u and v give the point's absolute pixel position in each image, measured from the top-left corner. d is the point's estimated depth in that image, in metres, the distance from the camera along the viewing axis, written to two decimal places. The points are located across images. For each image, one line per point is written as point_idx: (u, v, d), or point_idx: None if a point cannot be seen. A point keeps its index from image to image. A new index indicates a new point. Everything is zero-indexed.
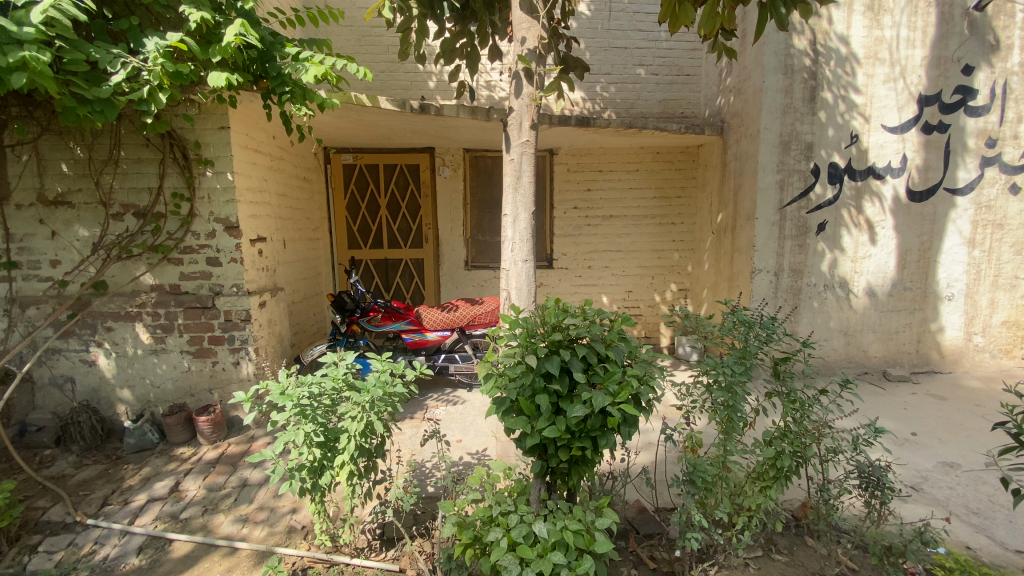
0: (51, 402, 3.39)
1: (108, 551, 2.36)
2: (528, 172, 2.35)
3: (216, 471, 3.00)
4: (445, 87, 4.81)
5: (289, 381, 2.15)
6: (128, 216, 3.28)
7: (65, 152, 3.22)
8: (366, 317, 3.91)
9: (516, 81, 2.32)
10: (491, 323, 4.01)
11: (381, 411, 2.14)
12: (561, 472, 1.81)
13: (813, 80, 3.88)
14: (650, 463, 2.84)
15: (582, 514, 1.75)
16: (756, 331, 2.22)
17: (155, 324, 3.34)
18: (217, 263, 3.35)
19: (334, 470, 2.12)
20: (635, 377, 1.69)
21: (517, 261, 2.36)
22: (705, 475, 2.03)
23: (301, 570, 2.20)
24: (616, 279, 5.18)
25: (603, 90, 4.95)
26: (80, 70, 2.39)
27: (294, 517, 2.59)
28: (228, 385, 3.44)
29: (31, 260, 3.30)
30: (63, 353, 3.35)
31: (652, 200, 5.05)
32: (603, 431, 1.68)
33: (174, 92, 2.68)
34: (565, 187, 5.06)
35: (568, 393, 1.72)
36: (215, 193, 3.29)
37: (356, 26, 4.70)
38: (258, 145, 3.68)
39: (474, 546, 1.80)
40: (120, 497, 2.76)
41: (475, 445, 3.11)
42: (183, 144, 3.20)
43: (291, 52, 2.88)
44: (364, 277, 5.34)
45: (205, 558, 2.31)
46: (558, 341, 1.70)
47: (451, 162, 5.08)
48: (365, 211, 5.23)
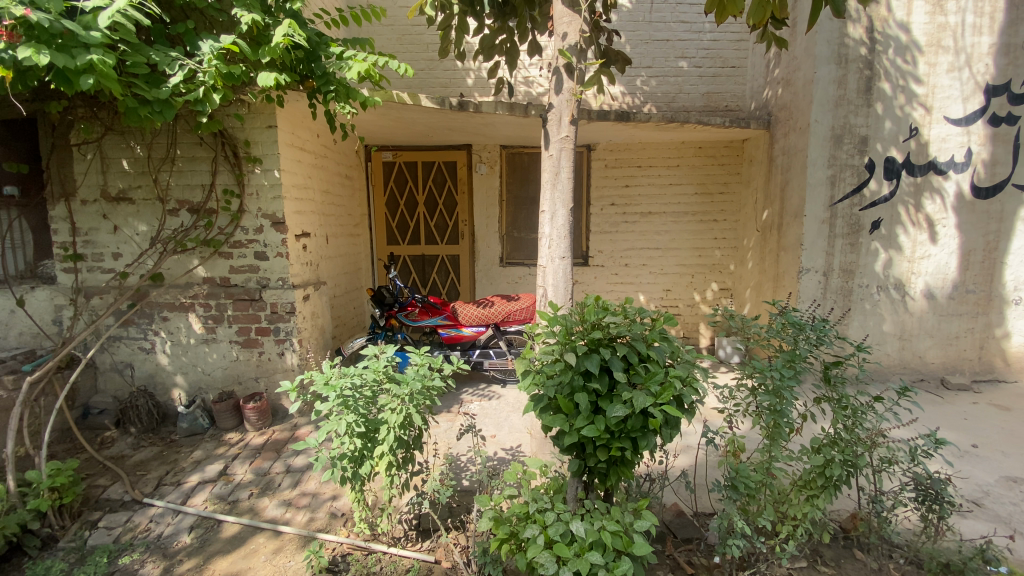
0: (112, 386, 3.61)
1: (163, 529, 2.50)
2: (567, 168, 2.33)
3: (262, 457, 3.12)
4: (483, 84, 4.83)
5: (332, 371, 2.22)
6: (182, 212, 3.44)
7: (126, 150, 3.40)
8: (404, 312, 3.96)
9: (556, 76, 2.29)
10: (525, 319, 4.00)
11: (420, 404, 2.19)
12: (599, 471, 1.77)
13: (868, 70, 3.68)
14: (689, 466, 2.78)
15: (620, 514, 1.72)
16: (806, 333, 2.11)
17: (207, 315, 3.51)
18: (264, 257, 3.47)
19: (373, 461, 2.18)
20: (678, 378, 1.64)
21: (554, 258, 2.34)
22: (748, 480, 1.97)
23: (341, 556, 2.28)
24: (654, 278, 5.08)
25: (643, 83, 4.85)
26: (139, 72, 2.52)
27: (335, 503, 2.66)
28: (273, 375, 3.57)
29: (96, 252, 3.51)
30: (124, 341, 3.55)
31: (693, 196, 4.91)
32: (643, 432, 1.63)
33: (227, 93, 2.78)
34: (602, 183, 4.99)
35: (607, 392, 1.68)
36: (263, 190, 3.42)
37: (397, 25, 4.77)
38: (303, 143, 3.79)
39: (510, 541, 1.81)
40: (174, 478, 2.91)
41: (509, 441, 3.12)
42: (233, 142, 3.33)
43: (335, 52, 2.95)
44: (402, 273, 5.43)
45: (252, 540, 2.41)
46: (597, 339, 1.68)
47: (488, 159, 5.09)
48: (403, 207, 5.32)
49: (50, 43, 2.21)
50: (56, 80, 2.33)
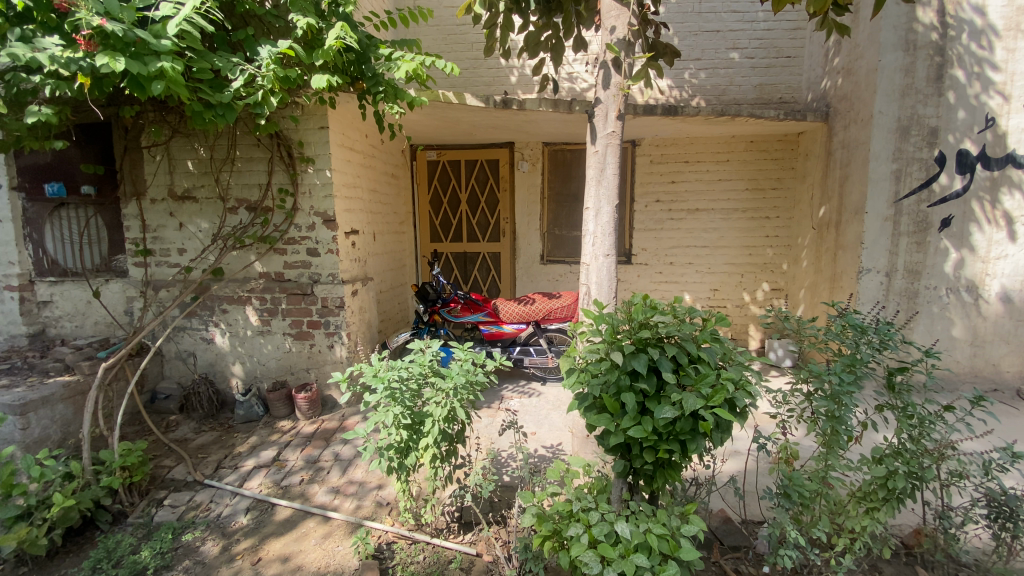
0: (177, 373, 3.85)
1: (222, 509, 2.66)
2: (613, 164, 2.29)
3: (312, 445, 3.25)
4: (527, 82, 4.82)
5: (381, 364, 2.30)
6: (241, 210, 3.62)
7: (191, 152, 3.61)
8: (446, 308, 4.02)
9: (603, 71, 2.26)
10: (566, 317, 3.97)
11: (463, 398, 2.23)
12: (645, 473, 1.73)
13: (939, 56, 3.43)
14: (738, 472, 2.69)
15: (666, 517, 1.69)
16: (869, 337, 1.99)
17: (263, 308, 3.68)
18: (316, 254, 3.61)
19: (419, 452, 2.23)
20: (730, 381, 1.58)
21: (598, 256, 2.31)
22: (803, 489, 1.89)
23: (386, 544, 2.36)
24: (700, 277, 4.93)
25: (692, 76, 4.72)
26: (204, 77, 2.66)
27: (380, 493, 2.74)
28: (323, 366, 3.70)
29: (163, 248, 3.75)
30: (187, 331, 3.78)
31: (743, 192, 4.74)
32: (692, 435, 1.58)
33: (284, 95, 2.89)
34: (647, 179, 4.90)
35: (655, 393, 1.64)
36: (315, 189, 3.55)
37: (442, 25, 4.83)
38: (353, 143, 3.91)
39: (553, 539, 1.81)
40: (232, 461, 3.08)
41: (550, 439, 3.11)
42: (288, 143, 3.48)
43: (384, 53, 3.03)
44: (445, 270, 5.52)
45: (303, 525, 2.53)
46: (645, 338, 1.64)
47: (530, 156, 5.09)
48: (447, 205, 5.40)
49: (125, 51, 2.37)
50: (130, 86, 2.49)
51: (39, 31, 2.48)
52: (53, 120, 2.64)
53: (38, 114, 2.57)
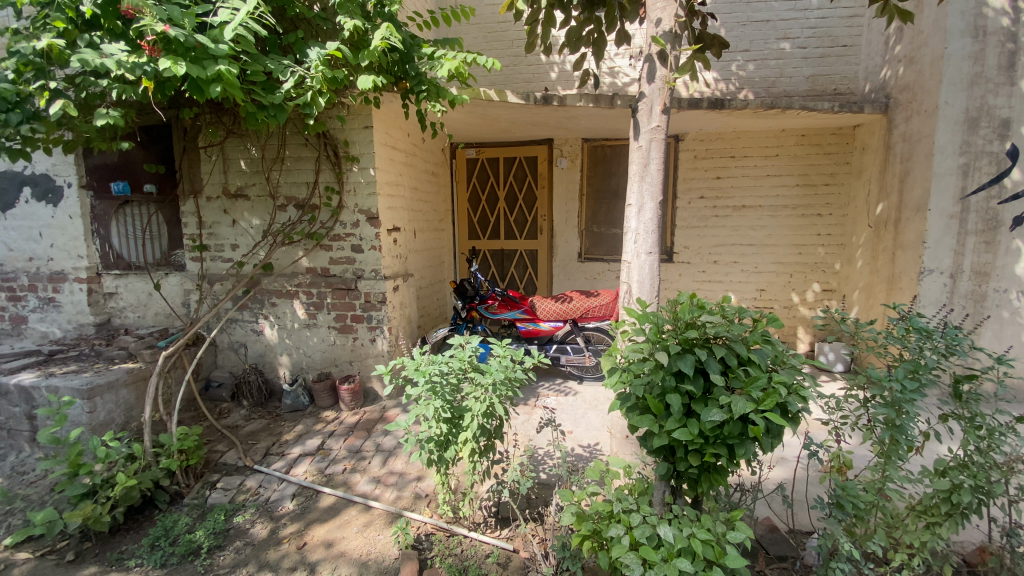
0: (229, 362, 4.04)
1: (270, 494, 2.78)
2: (657, 159, 2.24)
3: (354, 435, 3.34)
4: (567, 77, 4.79)
5: (422, 358, 2.33)
6: (290, 207, 3.76)
7: (244, 152, 3.77)
8: (484, 304, 4.04)
9: (648, 64, 2.22)
10: (605, 316, 3.92)
11: (502, 394, 2.25)
12: (689, 477, 1.69)
13: (1012, 43, 3.19)
14: (786, 480, 2.59)
15: (712, 523, 1.65)
16: (934, 341, 1.86)
17: (309, 302, 3.81)
18: (360, 250, 3.71)
19: (458, 446, 2.26)
20: (782, 385, 1.53)
21: (640, 253, 2.27)
22: (857, 501, 1.79)
23: (425, 535, 2.41)
24: (746, 276, 4.77)
25: (739, 68, 4.57)
26: (258, 80, 2.77)
27: (420, 484, 2.79)
28: (366, 360, 3.80)
29: (217, 243, 3.94)
30: (239, 323, 3.96)
31: (794, 188, 4.55)
32: (741, 440, 1.53)
33: (331, 96, 2.97)
34: (691, 175, 4.78)
35: (702, 395, 1.59)
36: (359, 187, 3.65)
37: (483, 23, 4.85)
38: (396, 142, 3.98)
39: (592, 539, 1.80)
40: (279, 449, 3.21)
41: (587, 439, 3.08)
42: (335, 143, 3.58)
43: (427, 52, 3.07)
44: (482, 267, 5.57)
45: (346, 512, 2.61)
46: (692, 339, 1.59)
47: (569, 152, 5.05)
48: (485, 202, 5.43)
49: (186, 56, 2.49)
50: (190, 89, 2.61)
51: (106, 37, 2.63)
52: (120, 121, 2.77)
53: (106, 116, 2.72)
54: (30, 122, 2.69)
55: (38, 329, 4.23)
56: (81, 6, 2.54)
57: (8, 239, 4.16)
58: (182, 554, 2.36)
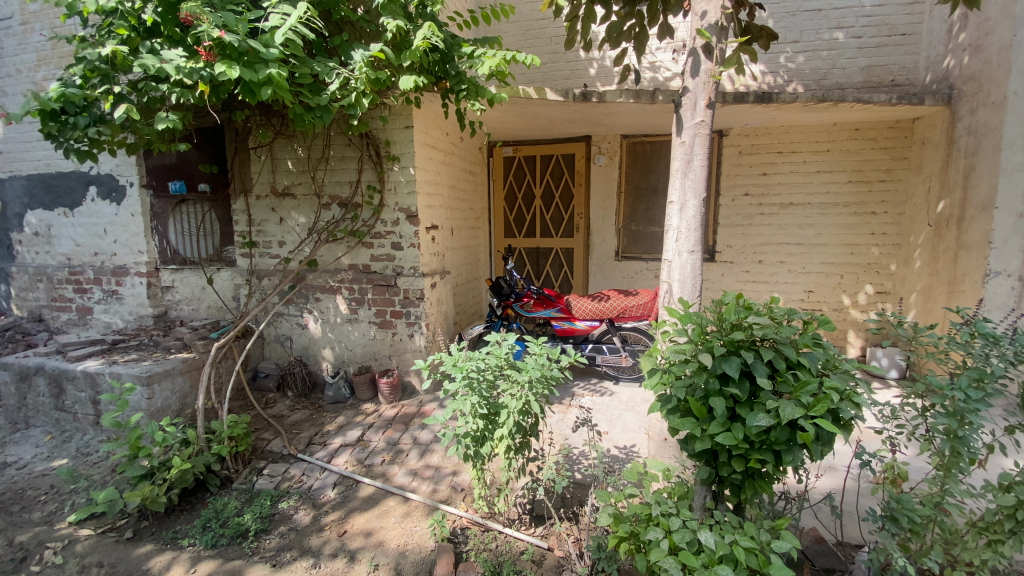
0: (275, 354, 4.21)
1: (313, 482, 2.88)
2: (700, 155, 2.19)
3: (393, 428, 3.42)
4: (607, 73, 4.74)
5: (460, 354, 2.37)
6: (334, 206, 3.87)
7: (291, 152, 3.90)
8: (519, 302, 4.05)
9: (692, 58, 2.16)
10: (641, 316, 3.87)
11: (539, 392, 2.25)
12: (732, 482, 1.65)
13: None
14: (834, 490, 2.49)
15: (755, 530, 1.60)
16: (1002, 348, 1.74)
17: (351, 297, 3.92)
18: (399, 248, 3.79)
19: (494, 442, 2.28)
20: (834, 391, 1.47)
21: (682, 252, 2.22)
22: (913, 515, 1.70)
23: (461, 528, 2.44)
24: (793, 277, 4.59)
25: (788, 60, 4.39)
26: (305, 82, 2.86)
27: (456, 478, 2.83)
28: (404, 354, 3.88)
29: (266, 240, 4.10)
30: (285, 317, 4.12)
31: (846, 185, 4.34)
32: (789, 446, 1.48)
33: (374, 96, 3.04)
34: (735, 171, 4.63)
35: (747, 399, 1.55)
36: (400, 185, 3.72)
37: (523, 21, 4.85)
38: (435, 141, 4.04)
39: (630, 541, 1.77)
40: (321, 438, 3.32)
41: (624, 440, 3.05)
42: (377, 143, 3.67)
43: (467, 52, 3.10)
44: (518, 265, 5.58)
45: (384, 503, 2.68)
46: (738, 341, 1.55)
47: (608, 149, 4.99)
48: (521, 200, 5.43)
49: (240, 60, 2.60)
50: (243, 92, 2.73)
51: (166, 44, 2.78)
52: (178, 124, 2.92)
53: (166, 119, 2.87)
54: (96, 125, 2.88)
55: (103, 319, 4.54)
56: (143, 13, 2.71)
57: (77, 235, 4.49)
58: (231, 536, 2.48)
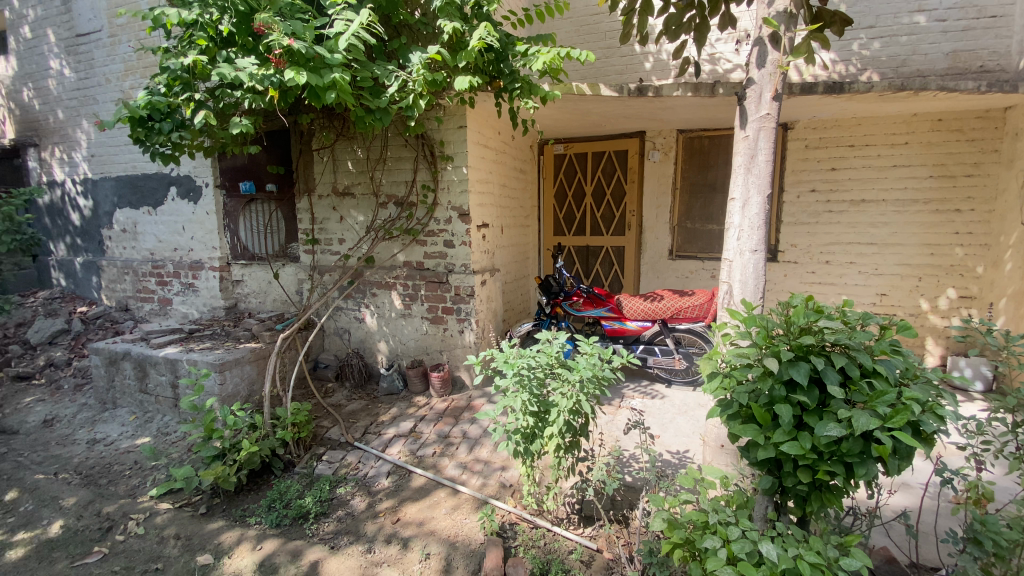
0: (334, 346, 4.40)
1: (368, 470, 3.00)
2: (765, 149, 2.10)
3: (443, 421, 3.50)
4: (663, 67, 4.62)
5: (511, 351, 2.39)
6: (390, 205, 4.00)
7: (351, 153, 4.06)
8: (569, 301, 4.03)
9: (758, 49, 2.07)
10: (696, 317, 3.77)
11: (590, 392, 2.23)
12: (797, 494, 1.57)
13: None
14: (909, 509, 2.32)
15: (822, 546, 1.51)
16: None
17: (405, 293, 4.04)
18: (451, 245, 3.86)
19: (543, 440, 2.28)
20: (914, 402, 1.37)
21: (744, 251, 2.14)
22: (1001, 539, 1.56)
23: (509, 524, 2.47)
24: (864, 279, 4.31)
25: (862, 47, 4.12)
26: (366, 86, 2.96)
27: (504, 474, 2.86)
28: (454, 350, 3.96)
29: (327, 238, 4.30)
30: (344, 311, 4.30)
31: (926, 180, 4.02)
32: (862, 458, 1.39)
33: (430, 98, 3.10)
34: (800, 166, 4.40)
35: (816, 407, 1.47)
36: (453, 184, 3.79)
37: (576, 17, 4.81)
38: (488, 140, 4.09)
39: (684, 548, 1.72)
40: (376, 428, 3.45)
41: (677, 445, 2.97)
42: (432, 143, 3.76)
43: (520, 50, 3.12)
44: (567, 263, 5.55)
45: (435, 494, 2.75)
46: (808, 345, 1.47)
47: (662, 145, 4.87)
48: (572, 198, 5.39)
49: (307, 66, 2.74)
50: (309, 97, 2.86)
51: (240, 52, 2.95)
52: (250, 128, 3.10)
53: (239, 124, 3.07)
54: (178, 130, 3.13)
55: (181, 310, 4.91)
56: (220, 24, 2.89)
57: (159, 232, 4.88)
58: (293, 517, 2.63)
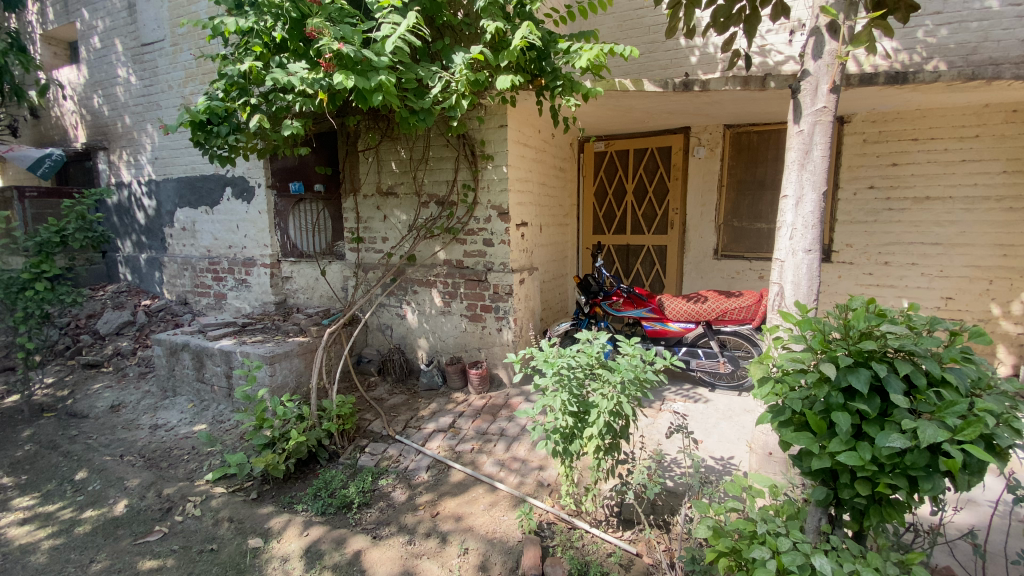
0: (376, 342, 4.52)
1: (408, 463, 3.07)
2: (821, 144, 2.00)
3: (481, 418, 3.53)
4: (709, 61, 4.49)
5: (551, 350, 2.38)
6: (432, 204, 4.07)
7: (395, 154, 4.15)
8: (608, 300, 3.97)
9: (813, 39, 1.98)
10: (743, 320, 3.65)
11: (631, 394, 2.20)
12: (854, 507, 1.49)
13: None
14: (976, 528, 2.17)
15: (881, 563, 1.43)
16: None
17: (445, 291, 4.10)
18: (491, 244, 3.89)
19: (583, 441, 2.26)
20: (988, 414, 1.28)
21: (796, 251, 2.05)
22: None
23: (547, 523, 2.47)
24: (927, 281, 4.05)
25: (927, 35, 3.86)
26: (411, 87, 3.02)
27: (542, 473, 2.86)
28: (493, 348, 3.98)
29: (371, 236, 4.42)
30: (387, 307, 4.41)
31: (999, 175, 3.73)
32: (928, 472, 1.31)
33: (472, 98, 3.13)
34: (857, 162, 4.18)
35: (877, 416, 1.39)
36: (492, 184, 3.82)
37: (619, 12, 4.74)
38: (528, 139, 4.09)
39: (730, 557, 1.66)
40: (417, 422, 3.52)
41: (720, 451, 2.89)
42: (473, 142, 3.80)
43: (563, 47, 3.10)
44: (607, 262, 5.48)
45: (473, 490, 2.78)
46: (868, 351, 1.39)
47: (708, 141, 4.73)
48: (613, 196, 5.32)
49: (354, 69, 2.82)
50: (356, 99, 2.94)
51: (291, 57, 3.06)
52: (301, 130, 3.22)
53: (291, 127, 3.19)
54: (234, 133, 3.30)
55: (234, 304, 5.16)
56: (273, 31, 2.99)
57: (216, 230, 5.15)
58: (338, 506, 2.72)
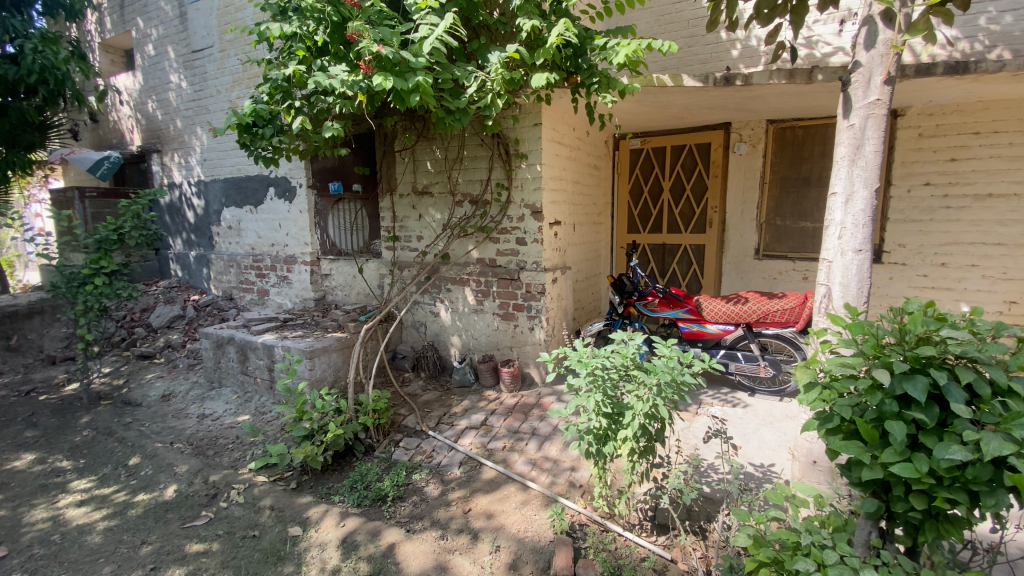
0: (411, 339, 4.60)
1: (441, 459, 3.11)
2: (873, 139, 1.90)
3: (513, 416, 3.54)
4: (751, 54, 4.35)
5: (584, 350, 2.36)
6: (466, 203, 4.10)
7: (430, 154, 4.21)
8: (643, 301, 3.91)
9: (866, 28, 1.88)
10: (786, 322, 3.52)
11: (667, 397, 2.16)
12: (907, 521, 1.42)
13: None
14: None
15: None
16: None
17: (478, 289, 4.13)
18: (524, 243, 3.89)
19: (616, 443, 2.23)
20: None
21: (845, 251, 1.96)
22: None
23: (579, 524, 2.45)
24: (988, 283, 3.80)
25: (991, 22, 3.61)
26: (447, 87, 3.05)
27: (574, 474, 2.84)
28: (525, 346, 3.98)
29: (406, 235, 4.49)
30: (421, 305, 4.47)
31: None
32: (991, 488, 1.23)
33: (508, 96, 3.13)
34: (911, 157, 3.96)
35: (935, 426, 1.32)
36: (526, 182, 3.82)
37: (657, 7, 4.65)
38: (562, 137, 4.06)
39: (771, 567, 1.61)
40: (449, 419, 3.56)
41: (760, 457, 2.79)
42: (507, 141, 3.80)
43: (599, 44, 3.06)
44: (642, 261, 5.39)
45: (505, 488, 2.79)
46: (926, 358, 1.32)
47: (750, 137, 4.58)
48: (648, 194, 5.23)
49: (392, 70, 2.86)
50: (394, 100, 2.99)
51: (332, 60, 3.13)
52: (340, 132, 3.30)
53: (331, 128, 3.27)
54: (278, 134, 3.41)
55: (276, 300, 5.35)
56: (316, 35, 3.08)
57: (259, 229, 5.35)
58: (373, 499, 2.78)
